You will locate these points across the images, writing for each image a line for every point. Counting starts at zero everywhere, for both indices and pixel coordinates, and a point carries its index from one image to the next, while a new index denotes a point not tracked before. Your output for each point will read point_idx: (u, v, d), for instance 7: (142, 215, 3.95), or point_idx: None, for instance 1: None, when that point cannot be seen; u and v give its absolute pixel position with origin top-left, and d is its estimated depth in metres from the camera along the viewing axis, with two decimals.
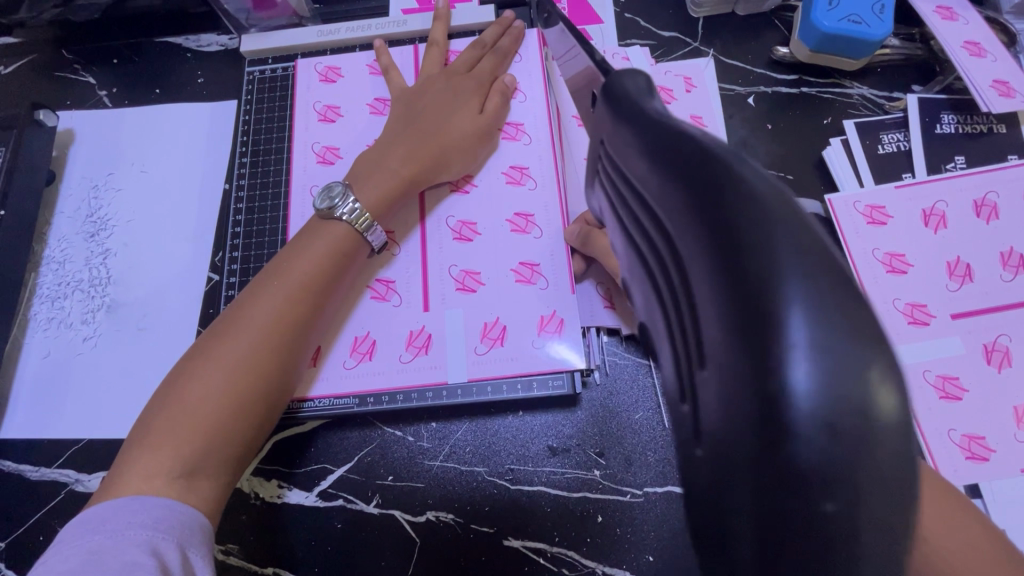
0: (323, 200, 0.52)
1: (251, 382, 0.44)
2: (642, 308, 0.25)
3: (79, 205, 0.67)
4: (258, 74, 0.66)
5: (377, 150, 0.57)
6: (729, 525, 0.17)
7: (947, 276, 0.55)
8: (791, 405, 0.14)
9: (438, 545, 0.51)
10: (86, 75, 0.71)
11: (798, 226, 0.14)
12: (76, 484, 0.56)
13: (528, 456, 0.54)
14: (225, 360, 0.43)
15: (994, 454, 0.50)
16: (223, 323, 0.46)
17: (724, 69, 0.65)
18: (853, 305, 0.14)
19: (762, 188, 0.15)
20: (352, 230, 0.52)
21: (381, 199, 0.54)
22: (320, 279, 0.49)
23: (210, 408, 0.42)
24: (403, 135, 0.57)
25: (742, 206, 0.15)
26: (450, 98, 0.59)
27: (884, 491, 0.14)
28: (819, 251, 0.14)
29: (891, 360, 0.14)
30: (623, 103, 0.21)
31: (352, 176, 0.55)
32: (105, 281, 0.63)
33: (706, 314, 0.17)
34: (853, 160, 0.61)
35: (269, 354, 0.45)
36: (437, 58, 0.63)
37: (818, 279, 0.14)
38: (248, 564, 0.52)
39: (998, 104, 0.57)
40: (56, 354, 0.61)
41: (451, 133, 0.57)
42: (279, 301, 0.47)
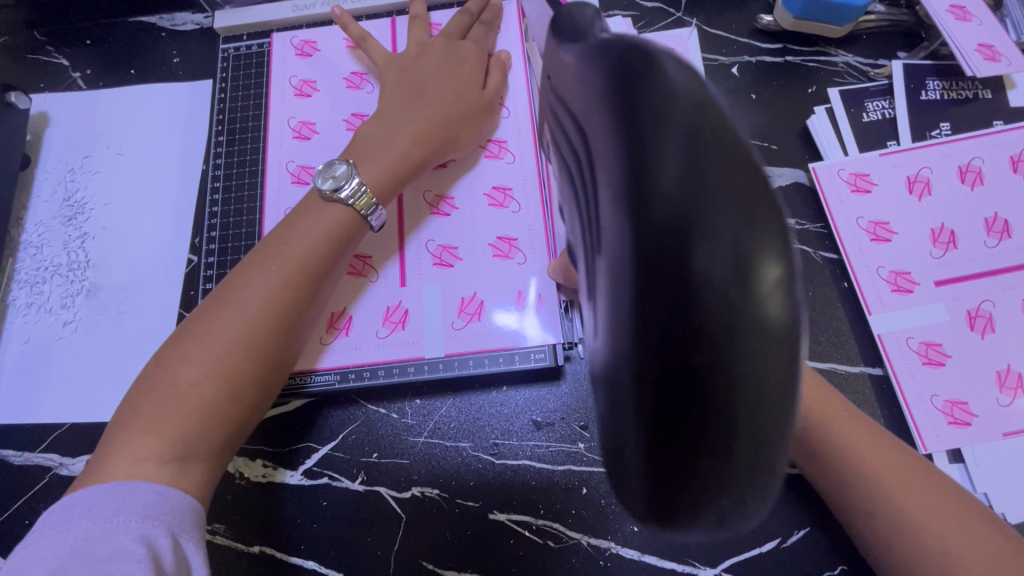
0: (326, 178, 0.50)
1: (238, 366, 0.43)
2: (580, 250, 0.24)
3: (55, 188, 0.66)
4: (233, 51, 0.65)
5: (378, 124, 0.54)
6: (631, 442, 0.17)
7: (931, 243, 0.55)
8: (685, 288, 0.14)
9: (426, 520, 0.52)
10: (59, 57, 0.70)
11: (697, 104, 0.14)
12: (60, 468, 0.56)
13: (513, 430, 0.54)
14: (213, 343, 0.42)
15: (976, 419, 0.50)
16: (212, 305, 0.45)
17: (707, 39, 0.64)
18: (746, 172, 0.14)
19: (675, 73, 0.15)
20: (354, 211, 0.50)
21: (387, 179, 0.52)
22: (317, 263, 0.47)
23: (202, 391, 0.41)
24: (408, 110, 0.54)
25: (653, 90, 0.15)
26: (450, 69, 0.57)
27: (768, 384, 0.14)
28: (718, 127, 0.14)
29: (784, 236, 0.14)
30: (568, 29, 0.20)
31: (352, 154, 0.53)
32: (84, 265, 0.62)
33: (614, 220, 0.16)
34: (838, 129, 0.60)
35: (259, 338, 0.44)
36: (425, 31, 0.61)
37: (704, 150, 0.14)
38: (234, 542, 0.52)
39: (984, 68, 0.57)
40: (36, 339, 0.60)
41: (456, 108, 0.55)
42: (272, 285, 0.45)
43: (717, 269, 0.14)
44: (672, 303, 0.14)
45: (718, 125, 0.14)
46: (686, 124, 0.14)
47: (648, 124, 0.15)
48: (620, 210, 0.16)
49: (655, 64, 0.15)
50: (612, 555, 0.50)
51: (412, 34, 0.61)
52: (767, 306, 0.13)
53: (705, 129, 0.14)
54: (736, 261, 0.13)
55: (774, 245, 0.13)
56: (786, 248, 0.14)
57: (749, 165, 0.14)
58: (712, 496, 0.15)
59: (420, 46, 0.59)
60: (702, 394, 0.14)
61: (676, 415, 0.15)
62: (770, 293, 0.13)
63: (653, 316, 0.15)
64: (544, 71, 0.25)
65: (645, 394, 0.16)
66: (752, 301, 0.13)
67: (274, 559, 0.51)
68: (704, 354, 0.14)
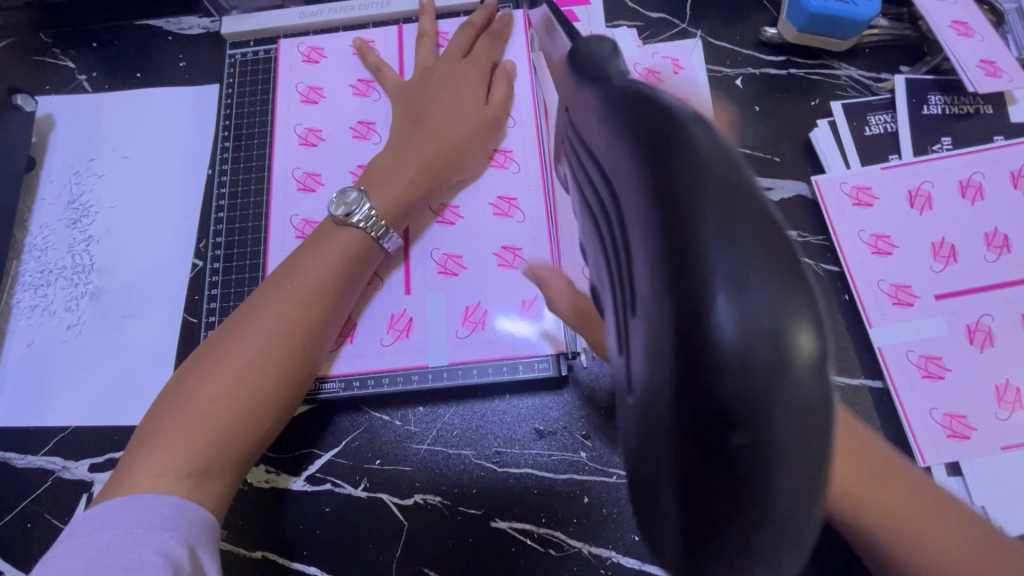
0: (338, 206, 0.51)
1: (258, 383, 0.43)
2: (603, 287, 0.25)
3: (59, 191, 0.66)
4: (240, 57, 0.65)
5: (388, 153, 0.55)
6: (661, 487, 0.18)
7: (932, 257, 0.55)
8: (717, 347, 0.15)
9: (428, 527, 0.52)
10: (65, 59, 0.70)
11: (729, 172, 0.15)
12: (63, 471, 0.56)
13: (516, 438, 0.54)
14: (234, 361, 0.43)
15: (975, 432, 0.50)
16: (232, 324, 0.45)
17: (713, 50, 0.65)
18: (777, 240, 0.15)
19: (706, 142, 0.16)
20: (365, 234, 0.51)
21: (398, 201, 0.53)
22: (335, 283, 0.48)
23: (221, 408, 0.42)
24: (418, 135, 0.55)
25: (683, 157, 0.16)
26: (455, 90, 0.58)
27: (799, 438, 0.15)
28: (748, 195, 0.15)
29: (812, 309, 0.15)
30: (591, 70, 0.20)
31: (364, 180, 0.54)
32: (88, 269, 0.63)
33: (642, 273, 0.17)
34: (841, 142, 0.61)
35: (281, 356, 0.44)
36: (430, 48, 0.62)
37: (736, 216, 0.15)
38: (236, 547, 0.52)
39: (985, 85, 0.57)
40: (40, 342, 0.60)
41: (463, 129, 0.56)
42: (292, 304, 0.46)
43: (749, 328, 0.14)
44: (702, 361, 0.15)
45: (749, 194, 0.15)
46: (718, 191, 0.15)
47: (681, 188, 0.15)
48: (652, 265, 0.16)
49: (684, 130, 0.16)
50: (613, 564, 0.50)
51: (420, 57, 0.61)
52: (796, 368, 0.15)
53: (737, 196, 0.15)
54: (770, 322, 0.14)
55: (805, 312, 0.15)
56: (813, 313, 0.15)
57: (777, 233, 0.15)
58: (743, 538, 0.16)
59: (426, 68, 0.60)
60: (734, 446, 0.15)
61: (709, 465, 0.16)
62: (804, 364, 0.15)
63: (689, 373, 0.16)
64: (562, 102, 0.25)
65: (676, 444, 0.16)
66: (784, 362, 0.15)
67: (276, 565, 0.52)
68: (740, 411, 0.15)
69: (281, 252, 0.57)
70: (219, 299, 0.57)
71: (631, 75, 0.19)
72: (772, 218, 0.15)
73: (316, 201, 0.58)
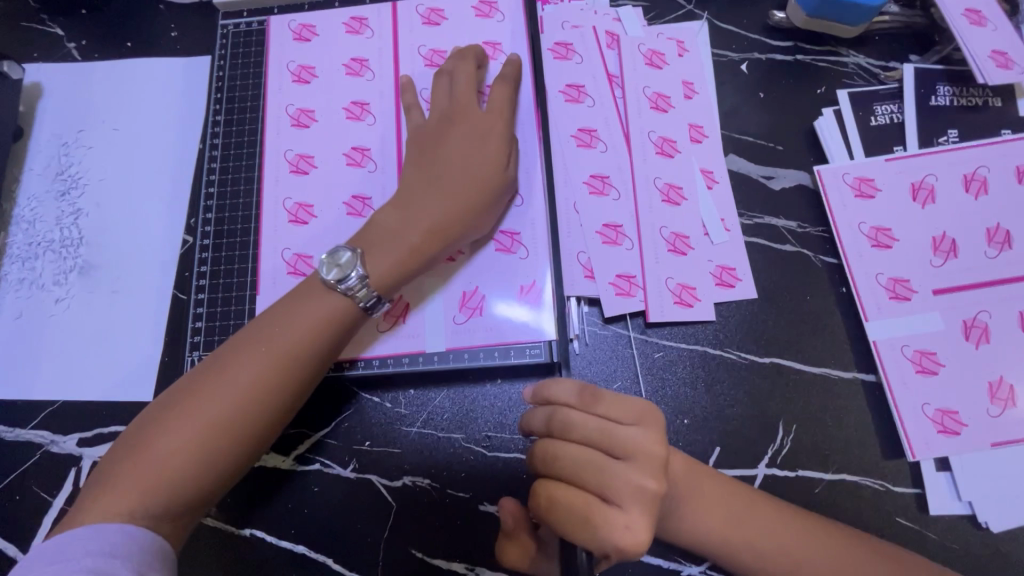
0: (330, 267, 0.46)
1: (223, 437, 0.41)
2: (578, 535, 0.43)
3: (48, 162, 0.64)
4: (232, 28, 0.63)
5: (394, 213, 0.50)
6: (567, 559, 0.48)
7: (932, 251, 0.55)
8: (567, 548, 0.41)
9: (416, 508, 0.52)
10: (53, 26, 0.68)
11: (558, 494, 0.39)
12: (51, 445, 0.56)
13: (506, 423, 0.54)
14: (197, 416, 0.40)
15: (965, 428, 0.50)
16: (203, 376, 0.43)
17: (718, 34, 0.63)
18: (586, 530, 0.37)
19: (549, 471, 0.41)
20: (351, 301, 0.46)
21: (396, 272, 0.48)
22: (316, 348, 0.45)
23: (187, 461, 0.40)
24: (431, 196, 0.50)
25: (545, 489, 0.40)
26: (475, 146, 0.51)
27: None
28: (569, 510, 0.38)
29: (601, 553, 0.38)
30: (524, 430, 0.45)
31: (363, 240, 0.49)
32: (77, 242, 0.62)
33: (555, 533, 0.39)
34: (845, 131, 0.59)
35: (244, 420, 0.41)
36: (447, 89, 0.55)
37: (563, 519, 0.38)
38: (224, 525, 0.52)
39: (996, 76, 0.56)
40: (27, 315, 0.59)
41: (479, 191, 0.50)
42: (266, 366, 0.43)
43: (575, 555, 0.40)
44: None
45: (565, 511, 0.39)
46: (558, 513, 0.39)
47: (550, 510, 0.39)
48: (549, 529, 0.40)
49: (541, 470, 0.41)
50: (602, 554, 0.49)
51: (435, 100, 0.55)
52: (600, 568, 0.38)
53: (564, 515, 0.38)
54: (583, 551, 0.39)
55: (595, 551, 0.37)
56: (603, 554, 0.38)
57: (583, 530, 0.37)
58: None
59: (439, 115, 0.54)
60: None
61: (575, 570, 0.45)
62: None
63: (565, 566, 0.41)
64: (532, 411, 0.44)
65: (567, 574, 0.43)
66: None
67: (264, 542, 0.52)
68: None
69: (273, 233, 0.56)
70: (209, 277, 0.57)
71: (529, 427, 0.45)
72: (584, 527, 0.37)
73: (310, 184, 0.57)
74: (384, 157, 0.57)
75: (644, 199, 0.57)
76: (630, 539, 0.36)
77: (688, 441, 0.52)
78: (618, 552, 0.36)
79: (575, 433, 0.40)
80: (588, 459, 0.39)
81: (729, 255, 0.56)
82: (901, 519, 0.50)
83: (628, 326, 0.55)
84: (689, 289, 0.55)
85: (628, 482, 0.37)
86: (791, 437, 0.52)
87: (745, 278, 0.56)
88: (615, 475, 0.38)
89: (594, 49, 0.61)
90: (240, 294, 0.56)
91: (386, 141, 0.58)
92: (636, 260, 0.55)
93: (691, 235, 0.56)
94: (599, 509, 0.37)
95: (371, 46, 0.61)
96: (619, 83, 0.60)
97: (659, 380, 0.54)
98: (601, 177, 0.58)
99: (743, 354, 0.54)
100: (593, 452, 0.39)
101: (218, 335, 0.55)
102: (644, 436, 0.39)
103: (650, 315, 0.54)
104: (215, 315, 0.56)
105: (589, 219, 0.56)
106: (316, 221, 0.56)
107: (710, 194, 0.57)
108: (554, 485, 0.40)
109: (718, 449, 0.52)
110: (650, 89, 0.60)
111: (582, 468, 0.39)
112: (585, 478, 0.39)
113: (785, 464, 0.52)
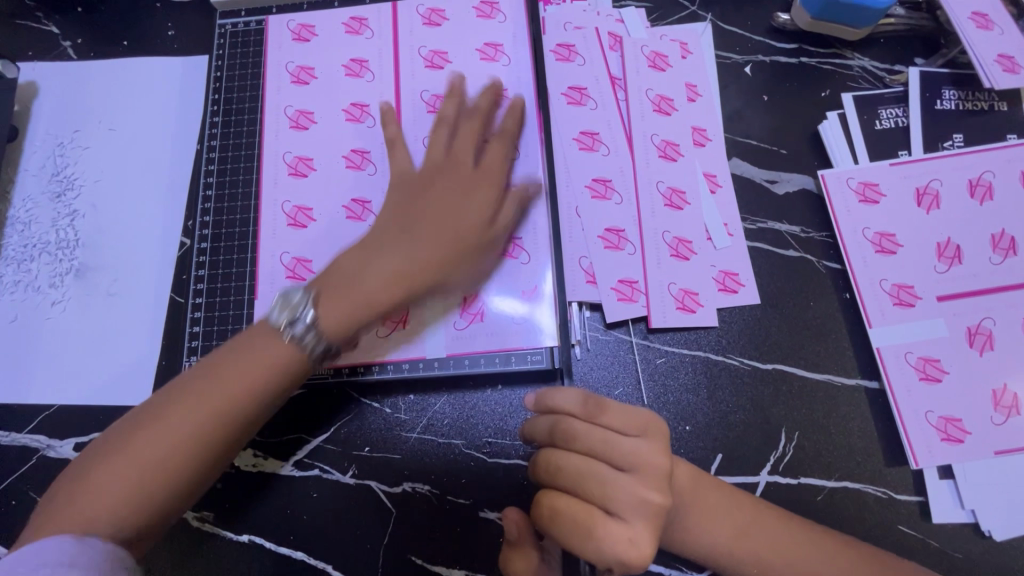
0: (281, 310, 0.44)
1: (166, 466, 0.39)
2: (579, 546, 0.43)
3: (43, 162, 0.64)
4: (230, 28, 0.63)
5: (357, 257, 0.47)
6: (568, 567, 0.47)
7: (936, 257, 0.54)
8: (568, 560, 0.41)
9: (416, 515, 0.52)
10: (49, 24, 0.67)
11: (560, 506, 0.39)
12: (48, 450, 0.55)
13: (506, 429, 0.53)
14: (149, 440, 0.39)
15: (969, 436, 0.50)
16: (158, 403, 0.41)
17: (722, 36, 0.63)
18: (588, 544, 0.37)
19: (552, 483, 0.40)
20: (301, 351, 0.43)
21: (347, 324, 0.45)
22: (255, 401, 0.41)
23: (128, 484, 0.38)
24: (403, 241, 0.47)
25: (547, 501, 0.39)
26: (460, 204, 0.49)
27: None
28: (571, 524, 0.38)
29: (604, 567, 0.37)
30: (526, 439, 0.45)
31: (321, 282, 0.46)
32: (73, 244, 0.61)
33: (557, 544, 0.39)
34: (850, 135, 0.59)
35: (166, 476, 0.39)
36: (446, 138, 0.52)
37: (565, 533, 0.38)
38: (222, 531, 0.52)
39: (1002, 80, 0.55)
40: (23, 318, 0.59)
41: (457, 247, 0.48)
42: (195, 420, 0.39)
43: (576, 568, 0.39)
44: None
45: (567, 525, 0.38)
46: (561, 526, 0.38)
47: (551, 523, 0.39)
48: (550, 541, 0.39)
49: (543, 481, 0.41)
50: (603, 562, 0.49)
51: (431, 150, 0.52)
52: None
53: (567, 528, 0.38)
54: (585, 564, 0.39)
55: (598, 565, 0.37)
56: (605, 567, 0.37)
57: (585, 544, 0.37)
58: None
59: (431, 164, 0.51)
60: None
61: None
62: None
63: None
64: (535, 421, 0.44)
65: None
66: None
67: (263, 548, 0.51)
68: None
69: (271, 235, 0.56)
70: (206, 281, 0.56)
71: (530, 437, 0.44)
72: (587, 541, 0.37)
73: (309, 187, 0.57)
74: (383, 160, 0.57)
75: (647, 203, 0.56)
76: (633, 554, 0.36)
77: (690, 448, 0.52)
78: (620, 566, 0.36)
79: (579, 444, 0.40)
80: (592, 471, 0.39)
81: (732, 261, 0.55)
82: (903, 527, 0.50)
83: (630, 332, 0.55)
84: (691, 295, 0.54)
85: (632, 496, 0.37)
86: (793, 445, 0.52)
87: (747, 283, 0.55)
88: (619, 488, 0.38)
89: (596, 50, 0.61)
90: (238, 298, 0.55)
91: (387, 143, 0.57)
92: (638, 265, 0.55)
93: (694, 240, 0.55)
94: (602, 523, 0.37)
95: (370, 47, 0.60)
96: (622, 86, 0.60)
97: (661, 386, 0.54)
98: (604, 181, 0.57)
99: (745, 360, 0.54)
100: (597, 464, 0.39)
101: (216, 341, 0.54)
102: (648, 449, 0.39)
103: (652, 321, 0.54)
104: (213, 319, 0.55)
105: (591, 224, 0.56)
106: (315, 224, 0.56)
107: (713, 198, 0.57)
108: (557, 496, 0.39)
109: (720, 455, 0.52)
110: (653, 92, 0.59)
111: (587, 480, 0.39)
112: (589, 491, 0.38)
113: (788, 472, 0.51)
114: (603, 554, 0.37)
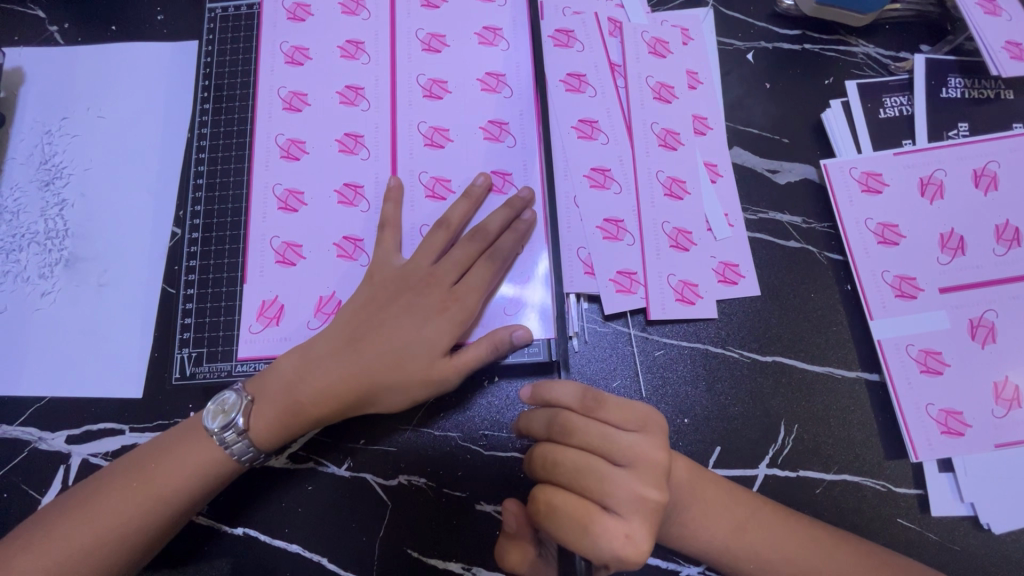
0: (215, 415, 0.46)
1: (131, 526, 0.43)
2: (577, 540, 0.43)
3: (31, 151, 0.62)
4: (221, 12, 0.61)
5: (295, 362, 0.48)
6: None
7: (939, 248, 0.54)
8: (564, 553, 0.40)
9: (411, 507, 0.51)
10: (34, 7, 0.66)
11: (557, 503, 0.38)
12: (39, 442, 0.54)
13: (503, 422, 0.53)
14: (122, 499, 0.43)
15: (970, 429, 0.50)
16: (133, 467, 0.45)
17: (725, 21, 0.61)
18: (585, 541, 0.36)
19: (549, 479, 0.40)
20: (227, 455, 0.45)
21: (274, 434, 0.46)
22: (191, 492, 0.45)
23: (98, 534, 0.42)
24: (341, 355, 0.47)
25: (544, 498, 0.39)
26: (417, 328, 0.48)
27: None
28: (569, 520, 0.37)
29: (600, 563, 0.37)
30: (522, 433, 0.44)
31: (258, 383, 0.47)
32: (62, 234, 0.60)
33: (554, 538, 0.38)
34: (853, 124, 0.58)
35: (109, 544, 0.42)
36: (437, 245, 0.50)
37: (562, 529, 0.37)
38: (217, 524, 0.51)
39: (1010, 67, 0.54)
40: (11, 309, 0.58)
41: (394, 363, 0.47)
42: (142, 500, 0.43)
43: None
44: None
45: (563, 521, 0.37)
46: (557, 523, 0.38)
47: (548, 520, 0.38)
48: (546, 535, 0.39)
49: (540, 477, 0.40)
50: None
51: (425, 245, 0.50)
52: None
53: (563, 525, 0.37)
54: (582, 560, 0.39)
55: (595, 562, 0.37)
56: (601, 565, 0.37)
57: (580, 540, 0.37)
58: None
59: (409, 272, 0.50)
60: None
61: None
62: None
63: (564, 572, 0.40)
64: (532, 415, 0.43)
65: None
66: None
67: (258, 541, 0.51)
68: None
69: (262, 222, 0.55)
70: (198, 272, 0.55)
71: (527, 431, 0.44)
72: (583, 538, 0.36)
73: (300, 171, 0.56)
74: (377, 145, 0.56)
75: (646, 192, 0.55)
76: (629, 549, 0.36)
77: (688, 441, 0.51)
78: (616, 561, 0.36)
79: (576, 439, 0.39)
80: (589, 467, 0.38)
81: (732, 252, 0.55)
82: (902, 519, 0.50)
83: (628, 323, 0.54)
84: (691, 287, 0.54)
85: (629, 491, 0.37)
86: (792, 437, 0.51)
87: (747, 274, 0.54)
88: (616, 483, 0.37)
89: (596, 36, 0.59)
90: (230, 290, 0.54)
91: (381, 129, 0.56)
92: (637, 256, 0.54)
93: (694, 231, 0.55)
94: (599, 521, 0.36)
95: (366, 30, 0.59)
96: (621, 73, 0.58)
97: (659, 378, 0.53)
98: (603, 170, 0.56)
99: (744, 352, 0.53)
100: (594, 460, 0.38)
101: (208, 332, 0.54)
102: (646, 444, 0.38)
103: (651, 313, 0.53)
104: (205, 311, 0.54)
105: (590, 214, 0.55)
106: (306, 210, 0.55)
107: (714, 187, 0.56)
108: (553, 492, 0.39)
109: (719, 448, 0.51)
110: (654, 79, 0.58)
111: (583, 476, 0.38)
112: (586, 487, 0.38)
113: (787, 464, 0.51)
114: (599, 550, 0.36)
